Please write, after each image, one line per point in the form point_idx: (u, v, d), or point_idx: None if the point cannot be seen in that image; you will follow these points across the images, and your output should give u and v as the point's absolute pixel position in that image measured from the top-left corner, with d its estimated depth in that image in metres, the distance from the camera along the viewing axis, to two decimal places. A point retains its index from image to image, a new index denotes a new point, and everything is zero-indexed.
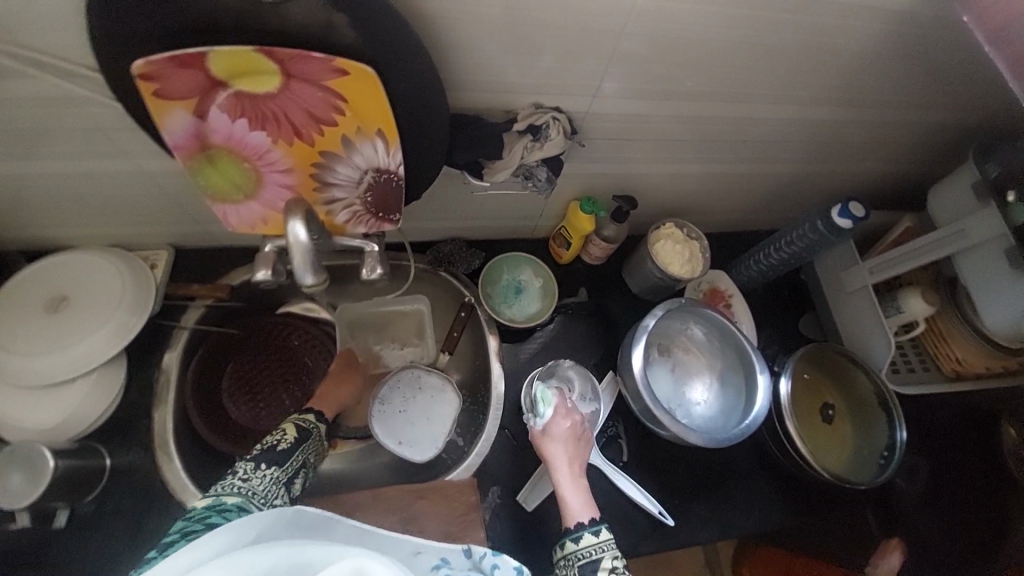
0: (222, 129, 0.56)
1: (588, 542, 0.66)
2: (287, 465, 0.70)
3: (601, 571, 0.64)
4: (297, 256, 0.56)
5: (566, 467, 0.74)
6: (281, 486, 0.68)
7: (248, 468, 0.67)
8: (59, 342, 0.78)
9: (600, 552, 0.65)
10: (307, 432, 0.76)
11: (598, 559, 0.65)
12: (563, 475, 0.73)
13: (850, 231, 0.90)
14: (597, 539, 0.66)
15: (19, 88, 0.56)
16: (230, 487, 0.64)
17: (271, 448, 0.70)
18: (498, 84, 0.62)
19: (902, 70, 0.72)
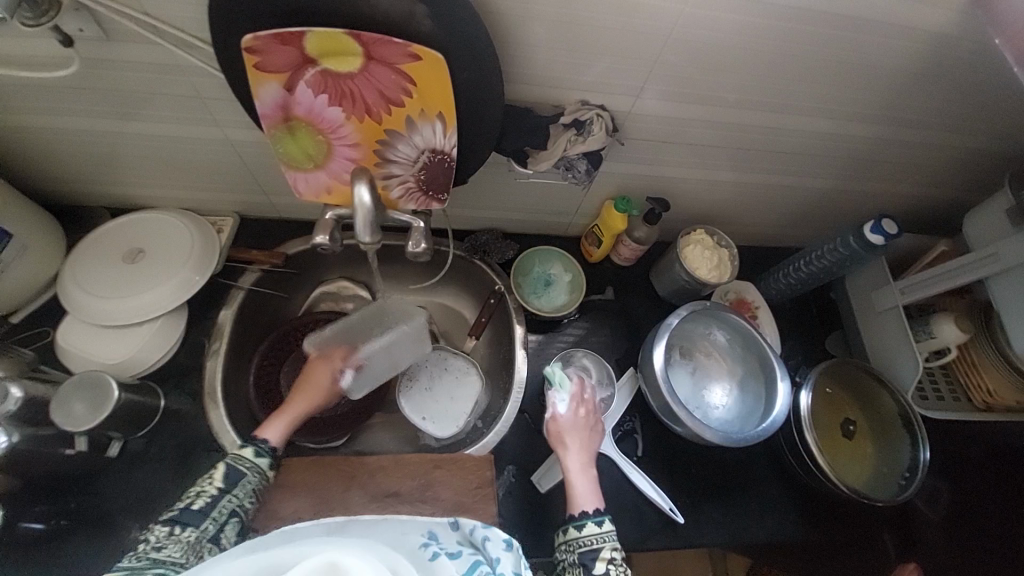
0: (305, 103, 0.64)
1: (591, 531, 0.68)
2: (207, 522, 0.66)
3: (600, 560, 0.65)
4: (360, 217, 0.63)
5: (578, 455, 0.77)
6: (203, 544, 0.65)
7: (160, 535, 0.64)
8: (132, 289, 0.86)
9: (602, 542, 0.67)
10: (238, 473, 0.71)
11: (597, 548, 0.67)
12: (574, 463, 0.75)
13: (882, 249, 0.91)
14: (600, 529, 0.68)
15: (142, 56, 0.66)
16: (140, 561, 0.61)
17: (188, 506, 0.67)
18: (548, 78, 0.68)
19: (939, 94, 0.75)
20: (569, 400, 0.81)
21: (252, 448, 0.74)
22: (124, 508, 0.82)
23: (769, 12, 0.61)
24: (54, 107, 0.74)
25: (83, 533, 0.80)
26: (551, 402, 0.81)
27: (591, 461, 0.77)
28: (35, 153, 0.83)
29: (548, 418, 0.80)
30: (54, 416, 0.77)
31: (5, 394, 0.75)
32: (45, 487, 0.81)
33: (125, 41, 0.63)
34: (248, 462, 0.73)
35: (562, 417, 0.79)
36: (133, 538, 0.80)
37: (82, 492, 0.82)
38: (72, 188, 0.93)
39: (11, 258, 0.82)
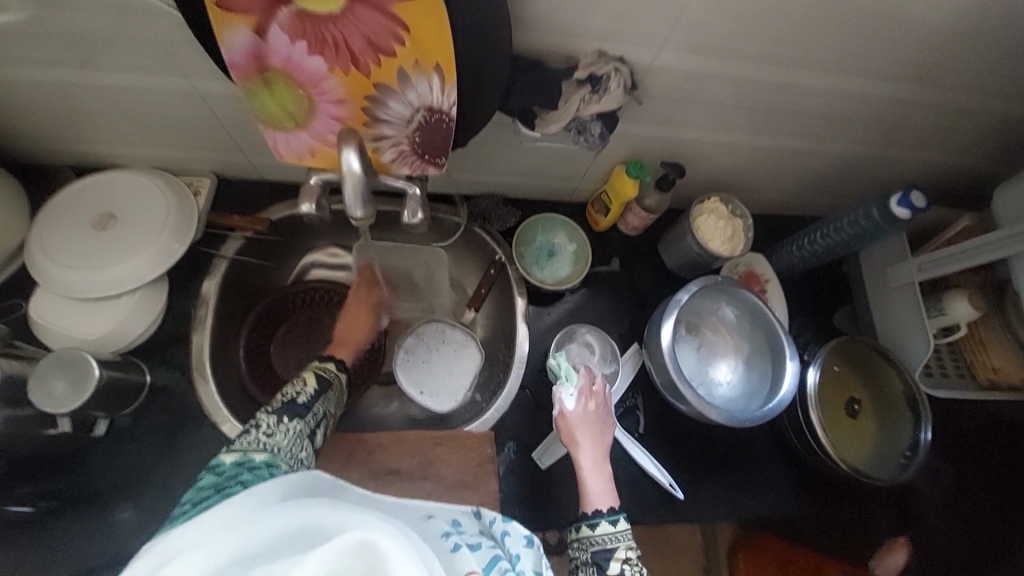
0: (281, 51, 0.55)
1: (604, 530, 0.66)
2: (309, 417, 0.67)
3: (614, 560, 0.64)
4: (349, 186, 0.56)
5: (590, 450, 0.73)
6: (304, 439, 0.66)
7: (269, 423, 0.65)
8: (105, 259, 0.80)
9: (617, 542, 0.65)
10: (326, 382, 0.73)
11: (611, 548, 0.65)
12: (587, 459, 0.72)
13: (906, 223, 0.86)
14: (614, 528, 0.66)
15: None
16: (254, 444, 0.62)
17: (290, 400, 0.68)
18: (561, 25, 0.59)
19: (998, 49, 0.67)
20: (577, 392, 0.76)
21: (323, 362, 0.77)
22: (118, 484, 0.80)
23: None
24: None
25: (79, 508, 0.79)
26: (558, 396, 0.76)
27: (605, 454, 0.73)
28: None
29: (557, 414, 0.75)
30: (33, 396, 0.73)
31: None
32: (35, 465, 0.79)
33: None
34: (331, 372, 0.75)
35: (571, 412, 0.75)
36: (130, 514, 0.79)
37: (74, 468, 0.80)
38: (31, 145, 0.84)
39: None
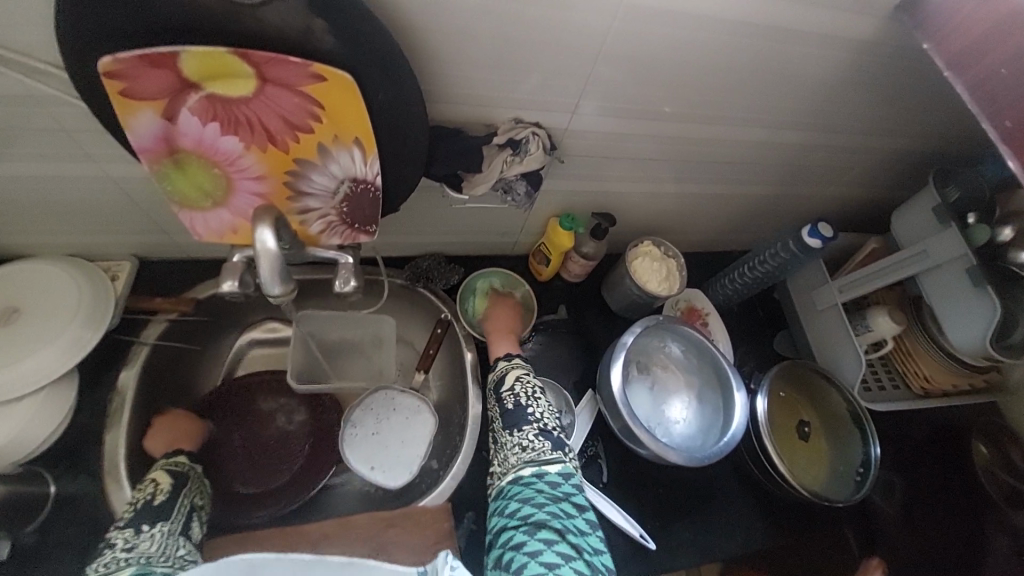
0: (191, 133, 0.54)
1: (502, 364, 0.83)
2: (175, 516, 0.65)
3: (507, 377, 0.80)
4: (265, 265, 0.54)
5: (502, 323, 0.91)
6: (177, 537, 0.64)
7: (126, 537, 0.60)
8: (1, 357, 0.71)
9: (510, 366, 0.82)
10: (183, 475, 0.71)
11: (508, 373, 0.81)
12: (498, 326, 0.90)
13: (819, 252, 0.92)
14: (509, 361, 0.83)
15: None
16: (116, 562, 0.57)
17: (146, 504, 0.65)
18: (478, 97, 0.63)
19: (862, 100, 0.77)
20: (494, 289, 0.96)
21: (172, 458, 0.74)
22: None
23: (701, 23, 0.59)
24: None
25: None
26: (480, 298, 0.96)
27: (513, 329, 0.91)
28: None
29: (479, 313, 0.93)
30: None
31: None
32: None
33: None
34: (183, 465, 0.73)
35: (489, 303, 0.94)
36: None
37: None
38: None
39: None
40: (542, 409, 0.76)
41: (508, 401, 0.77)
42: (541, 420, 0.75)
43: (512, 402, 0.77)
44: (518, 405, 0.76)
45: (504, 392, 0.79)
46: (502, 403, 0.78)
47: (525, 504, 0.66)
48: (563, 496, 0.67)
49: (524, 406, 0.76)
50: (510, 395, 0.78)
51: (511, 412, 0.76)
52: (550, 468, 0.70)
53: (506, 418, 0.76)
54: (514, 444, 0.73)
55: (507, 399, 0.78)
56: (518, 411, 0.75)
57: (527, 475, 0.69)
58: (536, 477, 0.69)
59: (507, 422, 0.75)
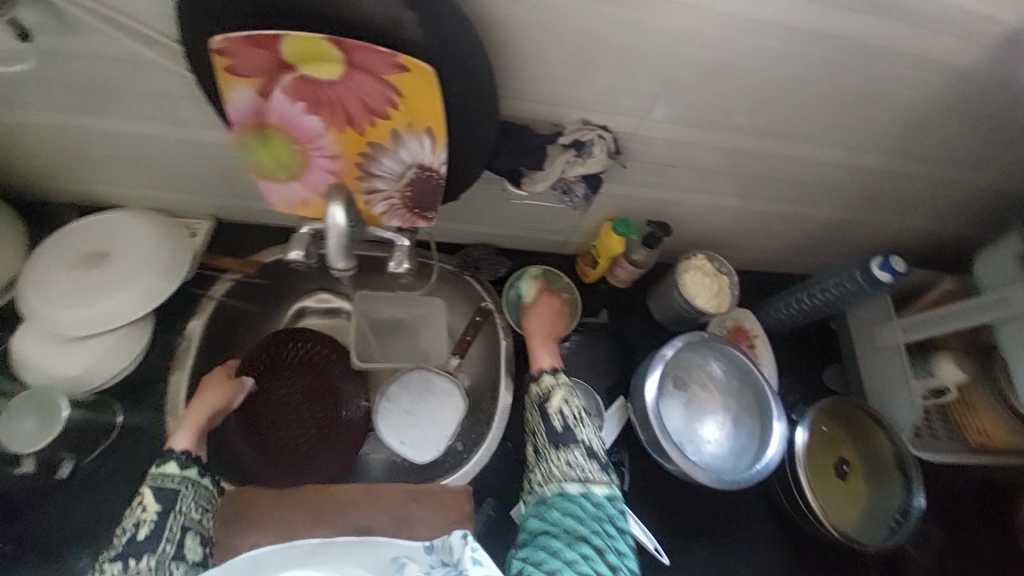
0: (279, 110, 0.58)
1: (547, 380, 0.79)
2: (162, 547, 0.62)
3: (554, 395, 0.77)
4: (332, 240, 0.59)
5: (543, 330, 0.88)
6: (167, 566, 0.62)
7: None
8: (89, 295, 0.79)
9: (557, 386, 0.78)
10: (171, 491, 0.65)
11: (554, 392, 0.78)
12: (538, 334, 0.87)
13: (889, 286, 0.87)
14: (555, 378, 0.79)
15: (99, 48, 0.59)
16: None
17: (132, 535, 0.62)
18: (549, 96, 0.63)
19: (955, 130, 0.71)
20: (541, 292, 0.94)
21: (177, 462, 0.68)
22: (74, 531, 0.75)
23: (786, 35, 0.57)
24: (12, 98, 0.68)
25: (30, 557, 0.73)
26: (523, 300, 0.95)
27: (553, 340, 0.87)
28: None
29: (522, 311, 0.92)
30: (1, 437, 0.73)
31: None
32: None
33: (77, 30, 0.57)
34: (174, 477, 0.67)
35: (534, 305, 0.92)
36: (81, 564, 0.74)
37: (24, 514, 0.75)
38: (36, 182, 0.86)
39: None
40: (589, 430, 0.75)
41: (557, 420, 0.75)
42: (589, 441, 0.74)
43: (563, 420, 0.75)
44: (569, 425, 0.74)
45: (551, 412, 0.75)
46: (547, 421, 0.75)
47: (563, 522, 0.67)
48: (604, 516, 0.68)
49: (574, 428, 0.74)
50: (557, 417, 0.75)
51: (561, 433, 0.73)
52: (596, 489, 0.70)
53: (552, 439, 0.73)
54: (562, 464, 0.71)
55: (553, 418, 0.75)
56: (568, 432, 0.74)
57: (573, 491, 0.70)
58: (583, 497, 0.69)
59: (554, 441, 0.73)
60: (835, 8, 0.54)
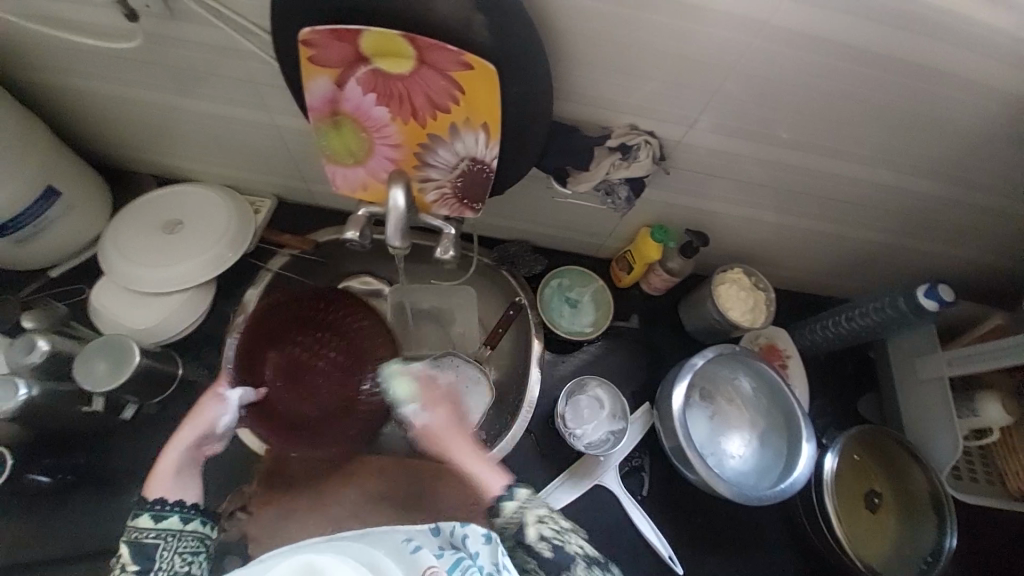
0: (353, 99, 0.63)
1: (509, 509, 0.64)
2: None
3: (527, 524, 0.62)
4: (392, 221, 0.63)
5: (459, 444, 0.77)
6: None
7: None
8: (166, 257, 0.87)
9: (520, 512, 0.63)
10: (149, 546, 0.57)
11: (521, 519, 0.62)
12: (462, 455, 0.74)
13: (934, 315, 0.84)
14: (517, 502, 0.64)
15: (193, 34, 0.64)
16: None
17: None
18: (600, 101, 0.66)
19: (1016, 158, 0.70)
20: (426, 404, 0.82)
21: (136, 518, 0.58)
22: (129, 470, 0.80)
23: (842, 54, 0.58)
24: (116, 76, 0.75)
25: (89, 489, 0.79)
26: (415, 417, 0.82)
27: (474, 446, 0.77)
28: (91, 116, 0.85)
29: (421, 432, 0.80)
30: (76, 374, 0.75)
31: (33, 346, 0.73)
32: (56, 443, 0.79)
33: (178, 17, 0.62)
34: (147, 532, 0.57)
35: (428, 424, 0.80)
36: (133, 502, 0.79)
37: (87, 450, 0.80)
38: (122, 152, 0.94)
39: (58, 216, 0.83)
40: (573, 533, 0.64)
41: (542, 544, 0.61)
42: (584, 551, 0.61)
43: (548, 543, 0.61)
44: (555, 546, 0.61)
45: (534, 541, 0.61)
46: (535, 553, 0.61)
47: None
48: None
49: (563, 543, 0.61)
50: (544, 545, 0.60)
51: (550, 559, 0.60)
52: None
53: (545, 568, 0.60)
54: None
55: (538, 548, 0.61)
56: (559, 553, 0.60)
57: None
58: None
59: (551, 571, 0.60)
60: (897, 29, 0.54)
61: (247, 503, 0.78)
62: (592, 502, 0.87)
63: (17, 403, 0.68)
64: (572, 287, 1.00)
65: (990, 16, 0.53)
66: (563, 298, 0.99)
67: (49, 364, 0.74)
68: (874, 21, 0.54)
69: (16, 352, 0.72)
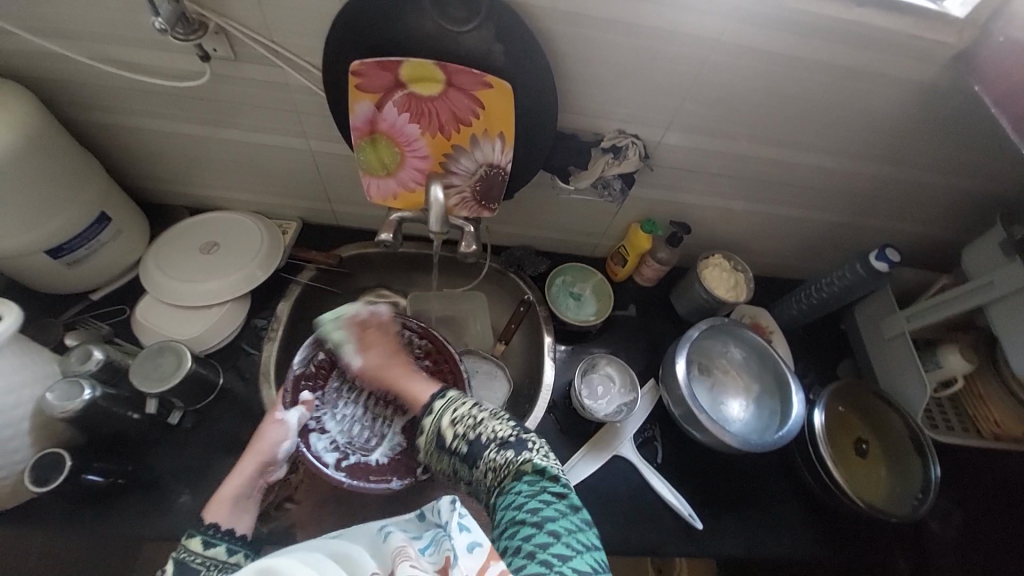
0: (389, 120, 0.76)
1: (439, 403, 0.75)
2: None
3: (444, 422, 0.72)
4: (433, 211, 0.75)
5: (399, 371, 0.85)
6: None
7: None
8: (205, 276, 0.95)
9: (445, 406, 0.74)
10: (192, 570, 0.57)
11: (443, 415, 0.73)
12: (399, 376, 0.84)
13: (886, 276, 0.98)
14: (439, 405, 0.75)
15: (251, 72, 0.76)
16: None
17: None
18: (592, 110, 0.80)
19: (930, 142, 0.85)
20: (359, 346, 0.88)
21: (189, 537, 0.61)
22: (176, 473, 0.84)
23: (780, 62, 0.73)
24: (166, 113, 0.84)
25: (138, 493, 0.82)
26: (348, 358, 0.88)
27: (405, 364, 0.86)
28: (134, 153, 0.93)
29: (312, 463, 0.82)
30: (132, 376, 0.80)
31: (88, 355, 0.78)
32: (105, 449, 0.83)
33: (240, 58, 0.74)
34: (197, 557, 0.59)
35: (364, 365, 0.87)
36: (183, 502, 0.83)
37: (136, 457, 0.84)
38: (159, 186, 1.02)
39: (107, 240, 0.90)
40: (487, 419, 0.71)
41: (459, 443, 0.70)
42: (492, 435, 0.69)
43: (463, 438, 0.70)
44: (469, 440, 0.70)
45: (450, 442, 0.71)
46: (452, 450, 0.71)
47: (511, 511, 0.61)
48: (543, 488, 0.63)
49: (474, 435, 0.69)
50: (458, 442, 0.70)
51: (469, 452, 0.69)
52: (524, 470, 0.65)
53: (466, 461, 0.69)
54: (486, 470, 0.67)
55: (455, 446, 0.71)
56: (473, 443, 0.69)
57: (509, 484, 0.65)
58: (515, 482, 0.64)
59: (469, 461, 0.69)
60: (819, 40, 0.70)
61: (293, 492, 0.83)
62: (614, 472, 0.94)
63: (82, 403, 0.73)
64: (569, 285, 1.11)
65: (889, 25, 0.68)
66: (564, 295, 1.10)
67: (103, 370, 0.79)
68: (802, 34, 0.69)
69: (72, 360, 0.78)
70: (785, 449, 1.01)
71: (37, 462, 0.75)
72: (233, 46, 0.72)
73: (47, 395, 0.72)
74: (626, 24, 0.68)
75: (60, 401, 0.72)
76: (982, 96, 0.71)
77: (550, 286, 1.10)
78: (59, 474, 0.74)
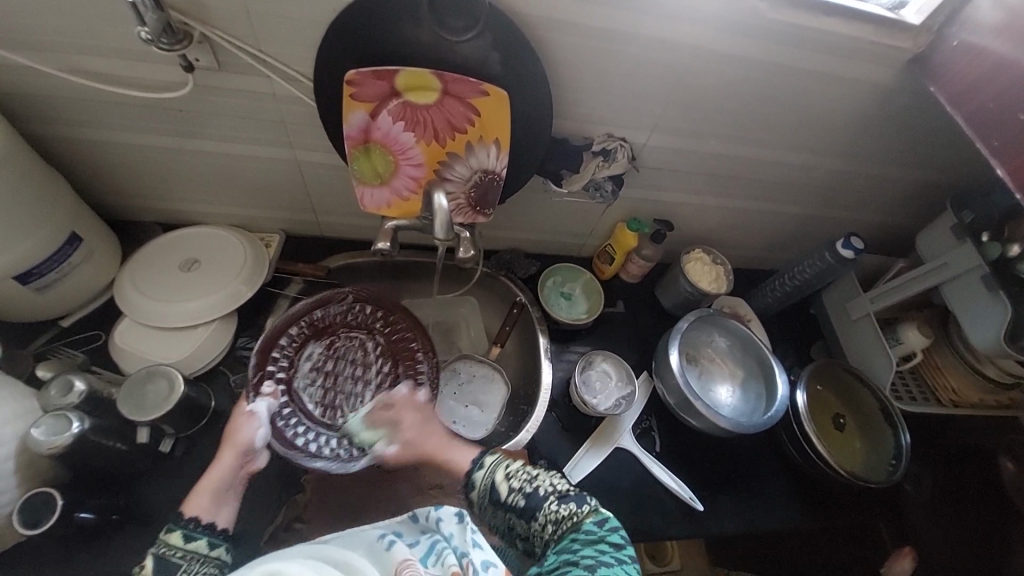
0: (384, 129, 0.75)
1: (490, 460, 0.73)
2: None
3: (499, 481, 0.70)
4: (438, 217, 0.75)
5: (438, 440, 0.78)
6: None
7: None
8: (185, 294, 0.90)
9: (497, 464, 0.72)
10: (172, 565, 0.58)
11: (495, 474, 0.71)
12: (438, 444, 0.78)
13: (852, 262, 1.06)
14: (489, 464, 0.73)
15: (236, 82, 0.74)
16: None
17: None
18: (581, 115, 0.83)
19: (886, 137, 0.93)
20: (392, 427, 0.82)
21: (167, 531, 0.61)
22: (173, 503, 0.81)
23: (756, 67, 0.78)
24: (139, 126, 0.80)
25: (133, 529, 0.78)
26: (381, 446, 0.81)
27: (448, 432, 0.80)
28: (100, 168, 0.88)
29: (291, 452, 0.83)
30: (119, 405, 0.77)
31: (69, 387, 0.75)
32: (93, 484, 0.78)
33: (225, 67, 0.72)
34: (175, 551, 0.59)
35: (398, 446, 0.80)
36: None
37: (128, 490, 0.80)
38: (129, 202, 0.97)
39: (77, 263, 0.85)
40: (542, 474, 0.71)
41: (514, 496, 0.69)
42: (553, 487, 0.69)
43: (521, 492, 0.69)
44: (526, 493, 0.69)
45: (504, 496, 0.69)
46: (508, 506, 0.69)
47: (565, 554, 0.61)
48: (602, 536, 0.62)
49: (533, 487, 0.69)
50: (512, 497, 0.69)
51: (527, 506, 0.68)
52: (585, 518, 0.65)
53: (523, 515, 0.68)
54: (546, 523, 0.66)
55: (511, 500, 0.69)
56: (532, 495, 0.68)
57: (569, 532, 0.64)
58: (575, 532, 0.64)
59: (526, 515, 0.68)
60: (791, 46, 0.75)
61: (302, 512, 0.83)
62: (617, 463, 0.97)
63: (72, 436, 0.69)
64: (557, 286, 1.13)
65: (850, 32, 0.74)
66: (554, 296, 1.12)
67: (85, 401, 0.76)
68: (774, 41, 0.74)
69: (52, 394, 0.74)
70: (771, 429, 1.07)
71: (24, 504, 0.69)
72: (217, 56, 0.70)
73: (33, 431, 0.68)
74: (615, 32, 0.71)
75: (47, 436, 0.68)
76: (939, 93, 0.77)
77: (540, 287, 1.11)
78: (52, 513, 0.69)
